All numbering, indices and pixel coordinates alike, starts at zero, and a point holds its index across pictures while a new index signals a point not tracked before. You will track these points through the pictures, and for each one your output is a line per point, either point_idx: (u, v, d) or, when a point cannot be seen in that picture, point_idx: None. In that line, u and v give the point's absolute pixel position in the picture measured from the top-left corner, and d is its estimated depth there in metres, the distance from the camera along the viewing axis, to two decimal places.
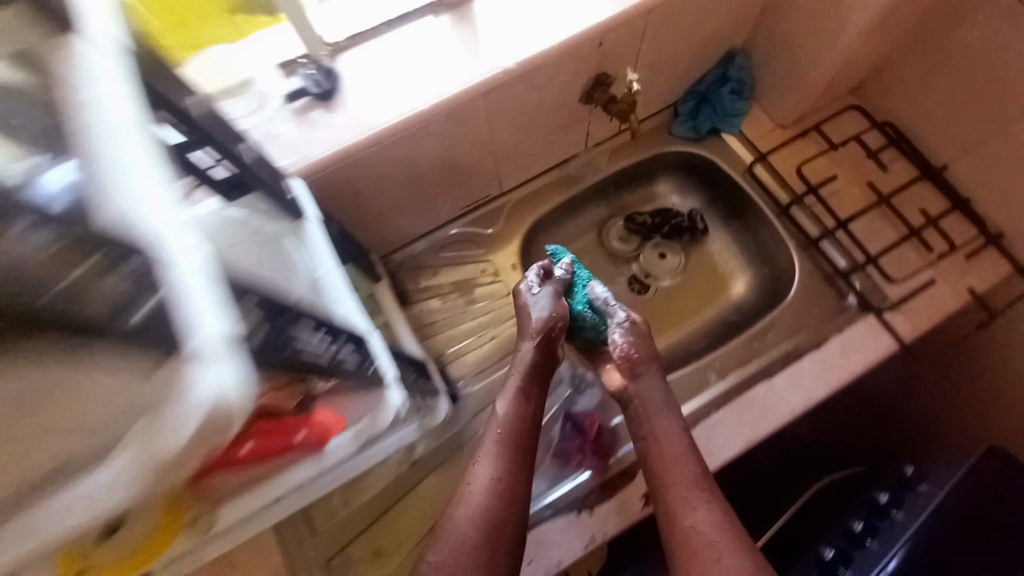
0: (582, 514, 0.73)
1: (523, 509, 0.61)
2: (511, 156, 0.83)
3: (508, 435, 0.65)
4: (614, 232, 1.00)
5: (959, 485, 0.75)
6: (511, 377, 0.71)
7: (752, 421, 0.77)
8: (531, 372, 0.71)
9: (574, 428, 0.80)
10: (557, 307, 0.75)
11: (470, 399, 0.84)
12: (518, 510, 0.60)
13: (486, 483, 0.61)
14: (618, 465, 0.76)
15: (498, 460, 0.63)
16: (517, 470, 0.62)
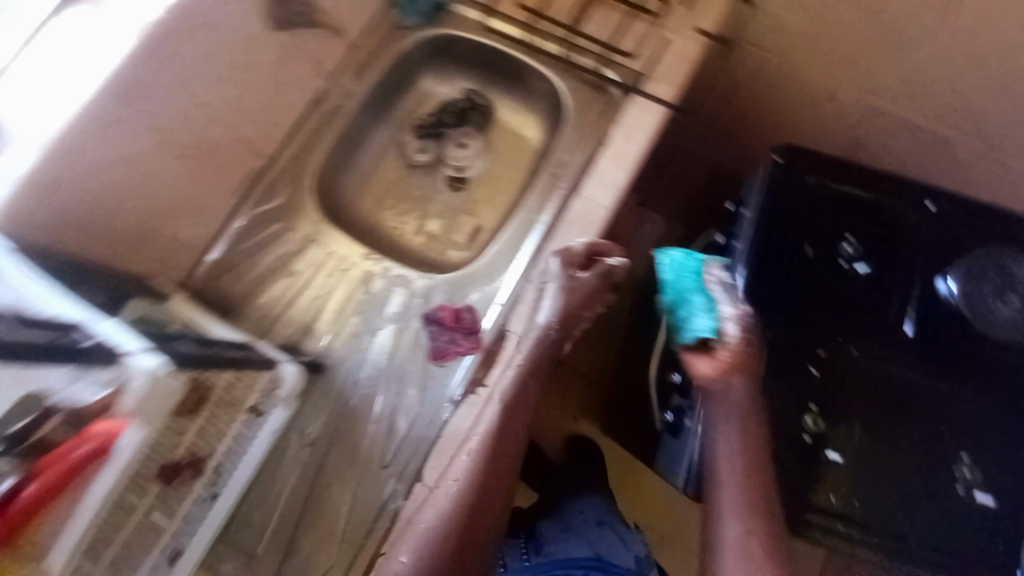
0: (476, 394, 0.74)
1: (501, 481, 0.70)
2: (247, 115, 0.81)
3: (485, 444, 0.69)
4: (413, 148, 0.99)
5: (771, 196, 0.84)
6: (506, 351, 0.75)
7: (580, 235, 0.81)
8: (520, 368, 0.73)
9: (438, 327, 0.79)
10: (587, 300, 0.77)
11: (336, 364, 0.80)
12: (484, 500, 0.67)
13: (464, 470, 0.68)
14: (489, 333, 0.78)
15: (478, 446, 0.69)
16: (485, 473, 0.68)
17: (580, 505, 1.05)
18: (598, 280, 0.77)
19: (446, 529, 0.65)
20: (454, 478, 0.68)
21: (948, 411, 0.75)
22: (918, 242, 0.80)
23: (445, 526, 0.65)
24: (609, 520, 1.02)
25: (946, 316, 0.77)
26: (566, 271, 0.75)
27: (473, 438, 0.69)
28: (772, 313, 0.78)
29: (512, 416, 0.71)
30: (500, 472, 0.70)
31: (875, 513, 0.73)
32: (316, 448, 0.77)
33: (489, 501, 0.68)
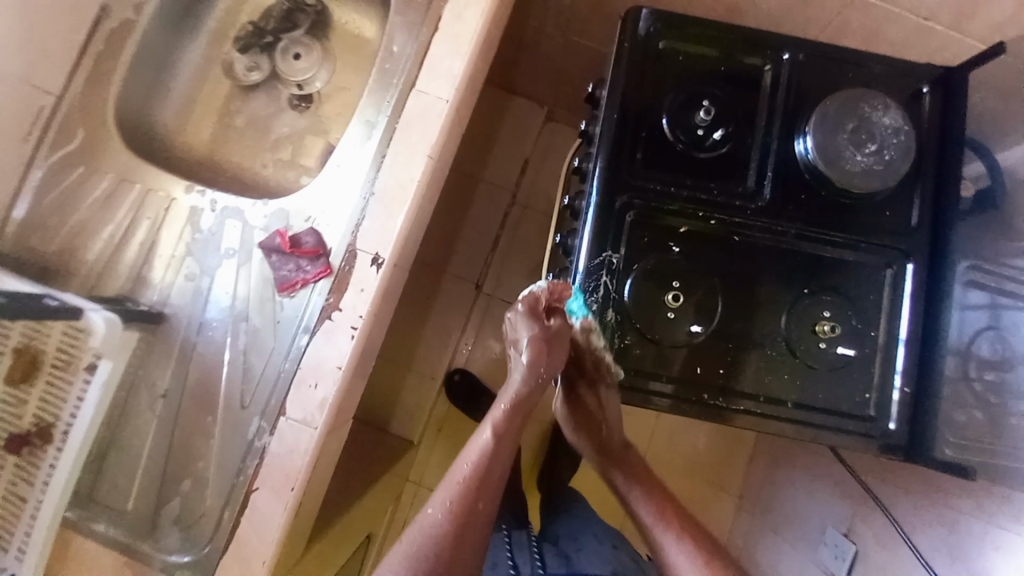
0: (332, 319, 0.70)
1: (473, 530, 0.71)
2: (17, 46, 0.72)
3: (471, 471, 0.74)
4: (241, 66, 0.91)
5: (628, 70, 0.78)
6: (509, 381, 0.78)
7: (420, 136, 0.73)
8: (506, 420, 0.77)
9: (280, 257, 0.72)
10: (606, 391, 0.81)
11: (175, 310, 0.74)
12: (472, 530, 0.71)
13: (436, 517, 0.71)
14: (336, 253, 0.72)
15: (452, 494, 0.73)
16: (474, 495, 0.72)
17: (591, 531, 1.09)
18: (555, 335, 0.76)
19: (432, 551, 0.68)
20: (439, 508, 0.72)
21: (807, 270, 0.74)
22: (776, 101, 0.77)
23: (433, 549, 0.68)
24: (621, 547, 1.06)
25: (803, 175, 0.76)
26: (535, 341, 0.75)
27: (465, 465, 0.75)
28: (630, 193, 0.76)
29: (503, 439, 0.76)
30: (489, 493, 0.74)
31: (733, 376, 0.74)
32: (171, 399, 0.73)
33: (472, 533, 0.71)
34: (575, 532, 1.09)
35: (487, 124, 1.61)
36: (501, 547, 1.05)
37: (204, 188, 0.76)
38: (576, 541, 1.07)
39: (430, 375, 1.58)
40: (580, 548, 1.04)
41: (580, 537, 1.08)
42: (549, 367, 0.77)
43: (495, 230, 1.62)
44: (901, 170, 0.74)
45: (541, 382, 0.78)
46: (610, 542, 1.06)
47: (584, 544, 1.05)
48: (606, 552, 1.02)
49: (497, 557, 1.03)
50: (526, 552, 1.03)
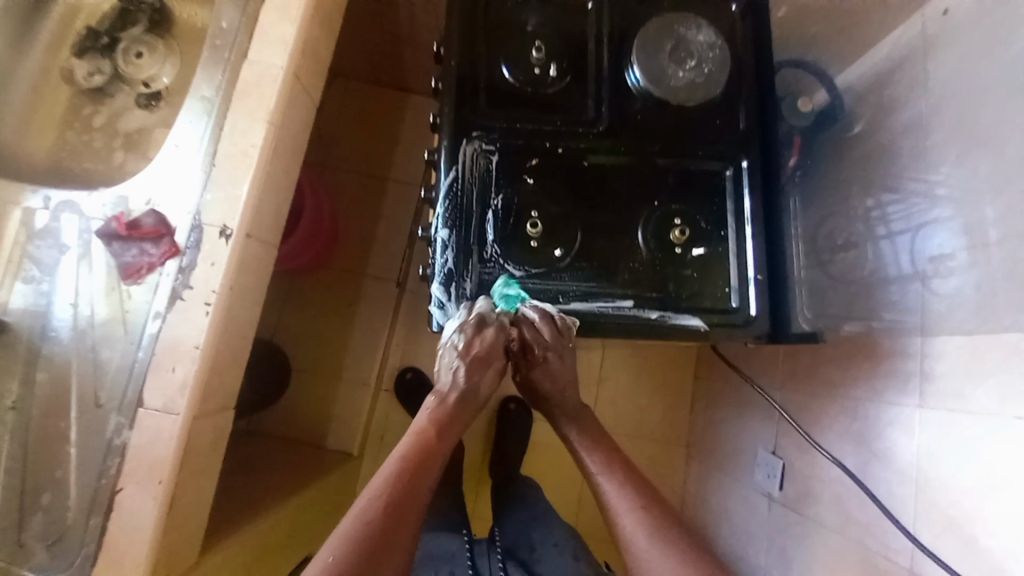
0: (183, 299, 0.68)
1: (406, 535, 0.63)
2: None
3: (400, 485, 0.66)
4: (82, 72, 0.89)
5: (460, 23, 0.80)
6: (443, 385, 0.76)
7: (257, 104, 0.73)
8: (432, 430, 0.73)
9: (121, 243, 0.70)
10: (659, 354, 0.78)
11: (17, 317, 0.69)
12: (393, 549, 0.61)
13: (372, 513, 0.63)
14: (181, 233, 0.70)
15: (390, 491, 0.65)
16: (398, 512, 0.64)
17: (551, 539, 1.03)
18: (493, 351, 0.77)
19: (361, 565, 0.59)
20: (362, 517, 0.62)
21: (653, 183, 0.79)
22: (601, 32, 0.82)
23: (361, 561, 0.59)
24: (583, 557, 1.00)
25: (638, 98, 0.80)
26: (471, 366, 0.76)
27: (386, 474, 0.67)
28: (479, 134, 0.78)
29: (434, 447, 0.71)
30: (417, 506, 0.66)
31: (603, 291, 0.76)
32: (20, 410, 0.67)
33: (394, 544, 0.62)
34: (532, 541, 1.04)
35: (386, 122, 1.60)
36: (462, 557, 0.98)
37: (37, 187, 0.72)
38: (535, 552, 1.01)
39: (362, 381, 1.51)
40: (540, 560, 1.00)
41: (538, 544, 1.03)
42: (473, 382, 0.77)
43: (410, 226, 1.58)
44: (721, 80, 0.79)
45: (475, 391, 0.77)
46: (571, 553, 1.00)
47: (542, 555, 1.00)
48: (566, 562, 0.98)
49: (457, 561, 0.97)
50: (488, 559, 0.97)
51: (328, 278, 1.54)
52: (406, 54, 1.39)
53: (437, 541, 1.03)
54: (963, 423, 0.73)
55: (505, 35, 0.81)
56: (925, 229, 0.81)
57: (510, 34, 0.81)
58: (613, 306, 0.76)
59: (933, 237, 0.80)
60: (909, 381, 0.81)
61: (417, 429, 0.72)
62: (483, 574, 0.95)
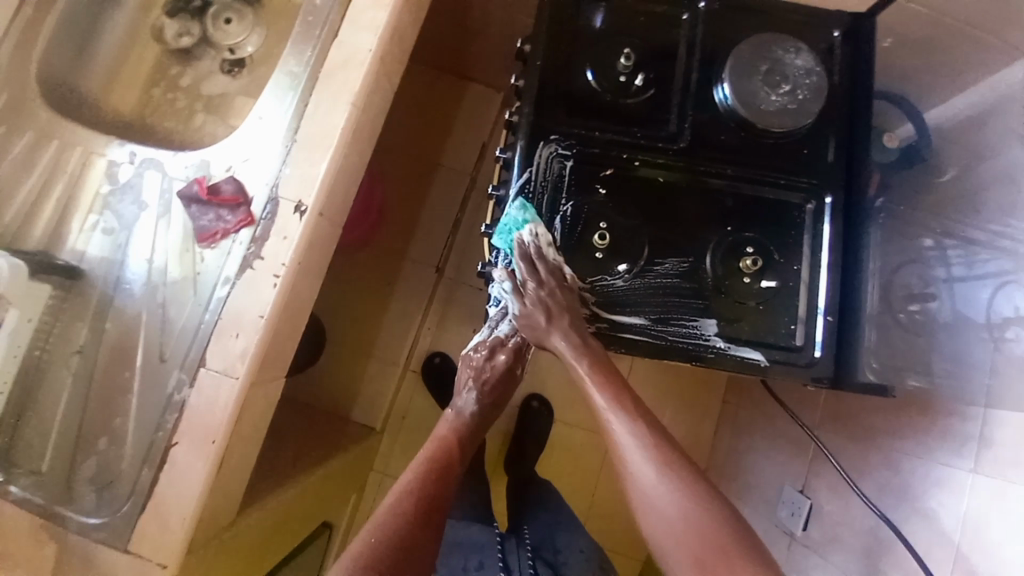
0: (253, 268, 0.69)
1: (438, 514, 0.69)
2: None
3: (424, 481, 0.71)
4: (172, 32, 0.91)
5: (549, 22, 0.79)
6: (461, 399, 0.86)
7: (343, 84, 0.74)
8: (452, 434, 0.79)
9: (199, 206, 0.71)
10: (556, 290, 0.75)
11: (94, 265, 0.71)
12: (427, 530, 0.66)
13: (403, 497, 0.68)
14: (257, 203, 0.71)
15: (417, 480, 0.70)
16: (426, 501, 0.68)
17: (579, 545, 1.06)
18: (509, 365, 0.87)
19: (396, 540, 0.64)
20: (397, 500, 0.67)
21: (728, 208, 0.76)
22: (693, 45, 0.79)
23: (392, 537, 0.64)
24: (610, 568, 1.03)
25: (723, 118, 0.78)
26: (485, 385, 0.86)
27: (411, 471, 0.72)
28: (557, 138, 0.77)
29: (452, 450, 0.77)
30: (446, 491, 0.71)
31: (664, 312, 0.75)
32: (87, 355, 0.70)
33: (427, 529, 0.67)
34: (559, 543, 1.06)
35: (444, 109, 1.59)
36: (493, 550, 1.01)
37: (124, 140, 0.74)
38: (563, 556, 1.04)
39: (391, 360, 1.53)
40: (567, 564, 1.03)
41: (565, 548, 1.05)
42: (485, 405, 0.85)
43: (456, 215, 1.58)
44: (814, 108, 0.76)
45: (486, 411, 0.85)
46: (598, 563, 1.03)
47: (569, 559, 1.03)
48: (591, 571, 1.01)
49: (488, 553, 1.00)
50: (518, 556, 1.01)
51: (370, 257, 1.56)
52: (476, 43, 1.38)
53: (470, 530, 1.05)
54: (1018, 497, 0.70)
55: (594, 38, 0.80)
56: (1006, 289, 0.76)
57: (599, 38, 0.80)
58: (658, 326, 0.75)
59: (1013, 299, 0.75)
60: (965, 442, 0.78)
61: (440, 435, 0.79)
62: (514, 571, 0.98)
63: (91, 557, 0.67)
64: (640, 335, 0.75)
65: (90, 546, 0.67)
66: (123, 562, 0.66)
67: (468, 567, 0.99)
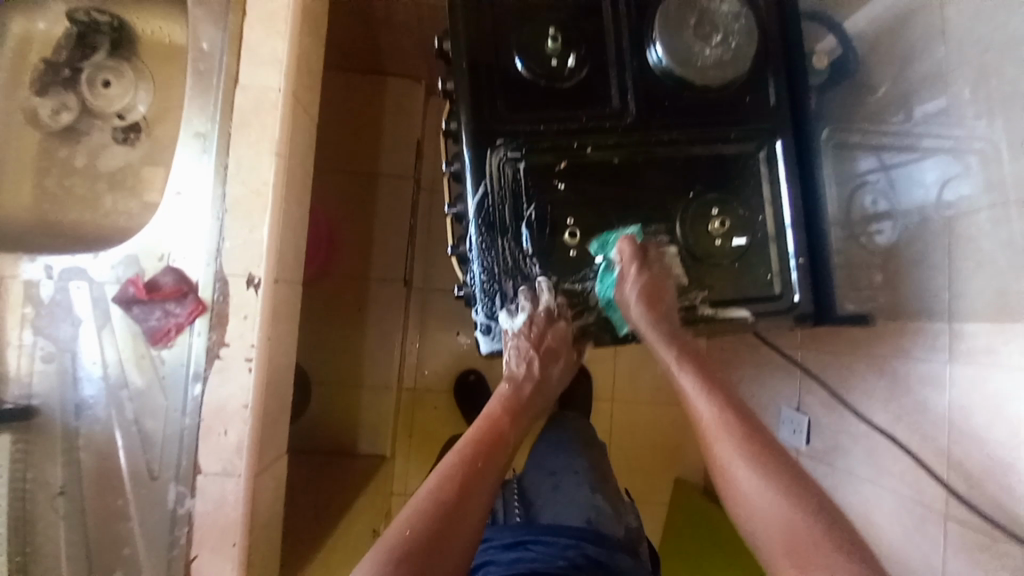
0: (222, 358, 0.65)
1: (482, 493, 0.63)
2: None
3: (473, 467, 0.64)
4: (47, 111, 0.79)
5: (466, 14, 0.73)
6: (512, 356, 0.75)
7: (260, 135, 0.67)
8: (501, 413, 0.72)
9: (141, 306, 0.65)
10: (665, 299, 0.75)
11: (44, 396, 0.65)
12: (467, 514, 0.60)
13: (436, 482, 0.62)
14: (205, 288, 0.65)
15: (448, 466, 0.63)
16: (471, 485, 0.62)
17: (571, 468, 0.96)
18: (560, 340, 0.76)
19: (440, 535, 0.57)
20: (432, 488, 0.61)
21: (686, 175, 0.76)
22: (618, 7, 0.76)
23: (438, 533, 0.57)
24: (600, 487, 0.92)
25: (663, 82, 0.75)
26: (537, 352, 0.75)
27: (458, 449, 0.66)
28: (504, 142, 0.73)
29: (505, 431, 0.70)
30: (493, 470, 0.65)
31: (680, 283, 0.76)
32: (71, 492, 0.64)
33: (469, 508, 0.61)
34: (551, 469, 0.97)
35: (368, 113, 1.49)
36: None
37: (33, 254, 0.65)
38: (553, 479, 0.95)
39: (384, 383, 1.50)
40: (556, 487, 0.93)
41: (558, 472, 0.96)
42: (545, 373, 0.77)
43: (410, 221, 1.52)
44: (749, 52, 0.75)
45: (545, 380, 0.77)
46: (591, 486, 0.92)
47: (561, 483, 0.93)
48: (581, 495, 0.90)
49: None
50: (506, 496, 0.96)
51: (333, 285, 1.49)
52: (384, 36, 1.28)
53: None
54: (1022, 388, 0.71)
55: (515, 21, 0.74)
56: (949, 184, 0.78)
57: (520, 21, 0.74)
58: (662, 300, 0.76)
59: (959, 190, 0.77)
60: (937, 335, 0.81)
61: (491, 414, 0.72)
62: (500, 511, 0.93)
63: None
64: (634, 326, 0.76)
65: None
66: None
67: None
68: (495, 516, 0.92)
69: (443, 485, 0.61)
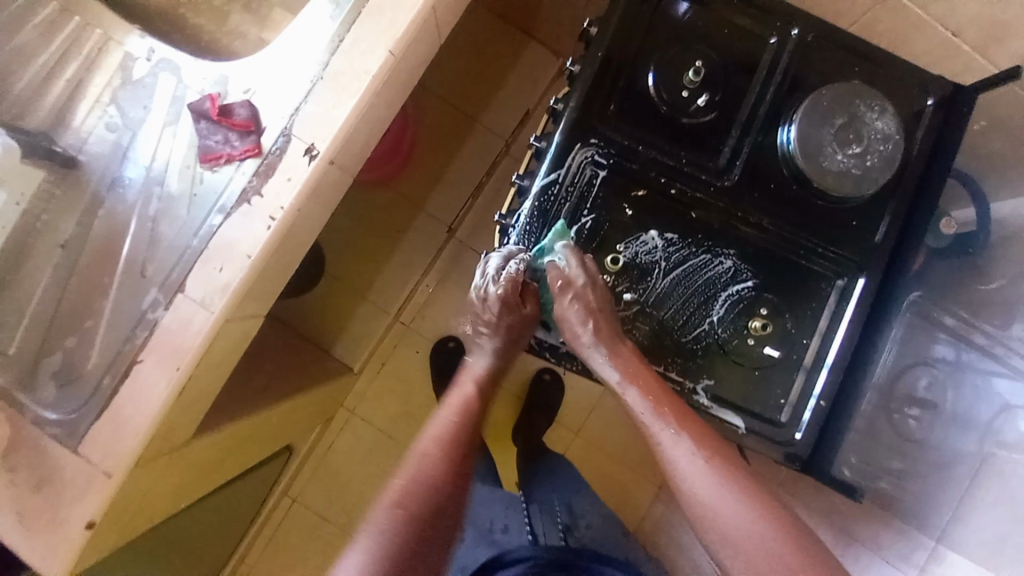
0: (250, 204, 0.66)
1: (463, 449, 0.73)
2: None
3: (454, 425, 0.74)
4: None
5: (625, 9, 0.71)
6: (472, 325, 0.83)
7: (385, 26, 0.67)
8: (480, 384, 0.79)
9: (208, 124, 0.67)
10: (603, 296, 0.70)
11: (91, 159, 0.68)
12: (462, 462, 0.71)
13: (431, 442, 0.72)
14: (268, 134, 0.67)
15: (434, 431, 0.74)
16: (458, 444, 0.73)
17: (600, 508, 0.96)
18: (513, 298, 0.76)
19: (437, 489, 0.68)
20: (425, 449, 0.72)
21: (754, 263, 0.72)
22: (773, 74, 0.72)
23: (432, 487, 0.68)
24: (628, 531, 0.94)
25: (778, 162, 0.71)
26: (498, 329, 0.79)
27: (449, 417, 0.75)
28: (598, 143, 0.71)
29: (476, 402, 0.77)
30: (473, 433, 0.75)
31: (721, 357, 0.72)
32: (69, 250, 0.68)
33: (457, 464, 0.71)
34: (579, 507, 0.96)
35: (494, 62, 1.48)
36: (515, 512, 0.95)
37: (145, 33, 0.69)
38: (584, 522, 0.94)
39: (384, 308, 1.52)
40: (590, 526, 0.93)
41: (588, 512, 0.95)
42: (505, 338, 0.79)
43: (481, 178, 1.51)
44: (879, 178, 0.69)
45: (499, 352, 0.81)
46: (619, 525, 0.94)
47: (593, 523, 0.94)
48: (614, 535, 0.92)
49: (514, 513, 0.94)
50: (545, 520, 0.93)
51: (383, 200, 1.51)
52: None
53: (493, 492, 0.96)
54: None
55: (666, 38, 0.71)
56: (1010, 413, 0.72)
57: (671, 39, 0.71)
58: (666, 372, 0.73)
59: (1017, 425, 0.71)
60: (916, 549, 0.78)
61: (466, 390, 0.79)
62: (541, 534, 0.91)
63: (40, 450, 0.67)
64: None
65: (44, 438, 0.67)
66: (72, 460, 0.67)
67: (492, 528, 0.92)
68: (530, 532, 0.91)
69: (433, 443, 0.72)
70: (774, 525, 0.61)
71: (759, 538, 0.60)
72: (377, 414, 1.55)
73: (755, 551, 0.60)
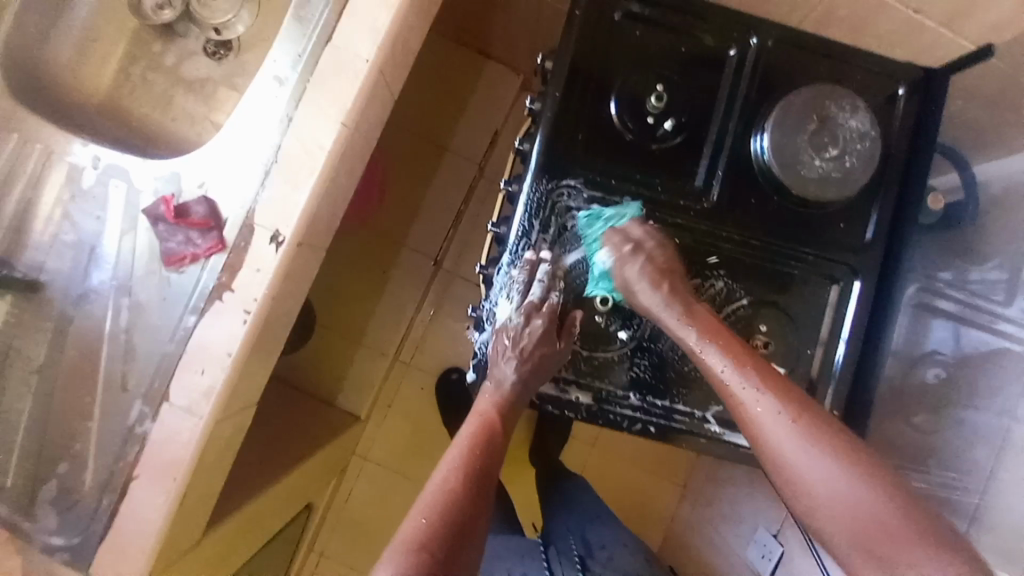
0: (221, 301, 0.64)
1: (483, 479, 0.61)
2: None
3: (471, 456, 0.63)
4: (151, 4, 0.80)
5: (579, 42, 0.69)
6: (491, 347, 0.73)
7: (334, 97, 0.65)
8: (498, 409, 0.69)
9: (166, 226, 0.64)
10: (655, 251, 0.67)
11: (53, 277, 0.66)
12: (484, 493, 0.61)
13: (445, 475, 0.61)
14: (229, 227, 0.65)
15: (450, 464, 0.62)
16: (480, 478, 0.62)
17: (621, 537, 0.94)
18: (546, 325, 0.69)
19: (460, 525, 0.57)
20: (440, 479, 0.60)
21: (745, 280, 0.70)
22: (737, 88, 0.70)
23: (455, 523, 0.56)
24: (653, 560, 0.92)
25: (754, 175, 0.69)
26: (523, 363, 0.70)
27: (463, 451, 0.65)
28: (569, 183, 0.69)
29: (497, 429, 0.67)
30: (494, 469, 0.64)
31: None
32: (46, 374, 0.66)
33: (478, 502, 0.59)
34: (597, 539, 0.94)
35: (455, 89, 1.46)
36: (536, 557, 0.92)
37: (87, 139, 0.66)
38: (603, 552, 0.92)
39: (380, 351, 1.49)
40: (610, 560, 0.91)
41: (608, 543, 0.93)
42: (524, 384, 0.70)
43: (459, 207, 1.48)
44: (860, 177, 0.67)
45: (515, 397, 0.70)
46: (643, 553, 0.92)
47: (615, 556, 0.91)
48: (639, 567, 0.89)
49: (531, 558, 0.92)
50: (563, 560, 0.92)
51: (364, 243, 1.49)
52: (498, 20, 1.25)
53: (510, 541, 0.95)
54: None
55: (624, 65, 0.69)
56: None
57: (629, 66, 0.69)
58: (668, 405, 0.72)
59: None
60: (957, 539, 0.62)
61: (483, 413, 0.68)
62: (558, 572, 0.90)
63: None
64: (632, 417, 0.71)
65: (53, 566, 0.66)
66: None
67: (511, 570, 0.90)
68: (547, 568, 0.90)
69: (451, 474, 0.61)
70: (873, 485, 0.52)
71: (845, 495, 0.52)
72: (389, 458, 1.52)
73: (847, 515, 0.52)
